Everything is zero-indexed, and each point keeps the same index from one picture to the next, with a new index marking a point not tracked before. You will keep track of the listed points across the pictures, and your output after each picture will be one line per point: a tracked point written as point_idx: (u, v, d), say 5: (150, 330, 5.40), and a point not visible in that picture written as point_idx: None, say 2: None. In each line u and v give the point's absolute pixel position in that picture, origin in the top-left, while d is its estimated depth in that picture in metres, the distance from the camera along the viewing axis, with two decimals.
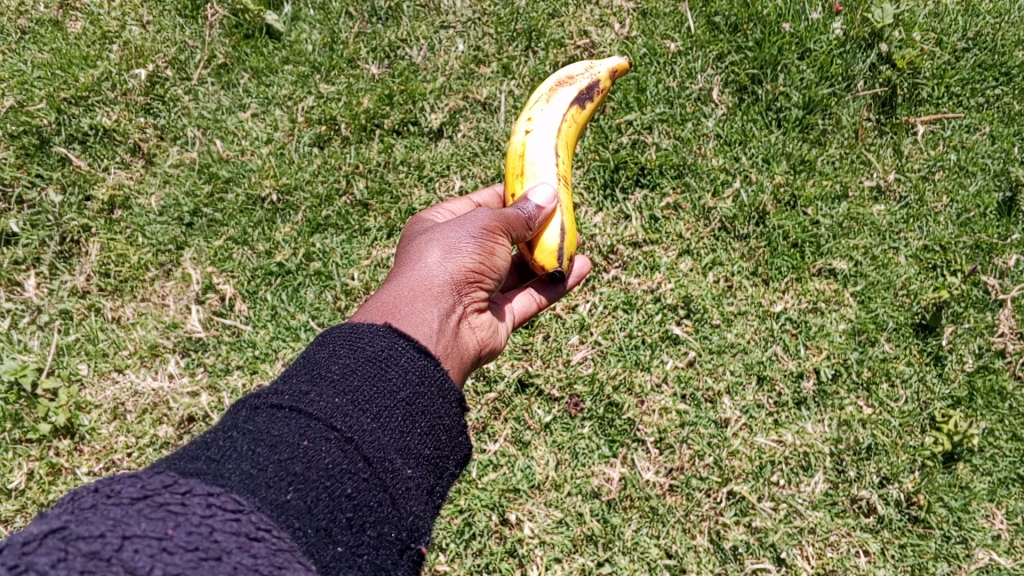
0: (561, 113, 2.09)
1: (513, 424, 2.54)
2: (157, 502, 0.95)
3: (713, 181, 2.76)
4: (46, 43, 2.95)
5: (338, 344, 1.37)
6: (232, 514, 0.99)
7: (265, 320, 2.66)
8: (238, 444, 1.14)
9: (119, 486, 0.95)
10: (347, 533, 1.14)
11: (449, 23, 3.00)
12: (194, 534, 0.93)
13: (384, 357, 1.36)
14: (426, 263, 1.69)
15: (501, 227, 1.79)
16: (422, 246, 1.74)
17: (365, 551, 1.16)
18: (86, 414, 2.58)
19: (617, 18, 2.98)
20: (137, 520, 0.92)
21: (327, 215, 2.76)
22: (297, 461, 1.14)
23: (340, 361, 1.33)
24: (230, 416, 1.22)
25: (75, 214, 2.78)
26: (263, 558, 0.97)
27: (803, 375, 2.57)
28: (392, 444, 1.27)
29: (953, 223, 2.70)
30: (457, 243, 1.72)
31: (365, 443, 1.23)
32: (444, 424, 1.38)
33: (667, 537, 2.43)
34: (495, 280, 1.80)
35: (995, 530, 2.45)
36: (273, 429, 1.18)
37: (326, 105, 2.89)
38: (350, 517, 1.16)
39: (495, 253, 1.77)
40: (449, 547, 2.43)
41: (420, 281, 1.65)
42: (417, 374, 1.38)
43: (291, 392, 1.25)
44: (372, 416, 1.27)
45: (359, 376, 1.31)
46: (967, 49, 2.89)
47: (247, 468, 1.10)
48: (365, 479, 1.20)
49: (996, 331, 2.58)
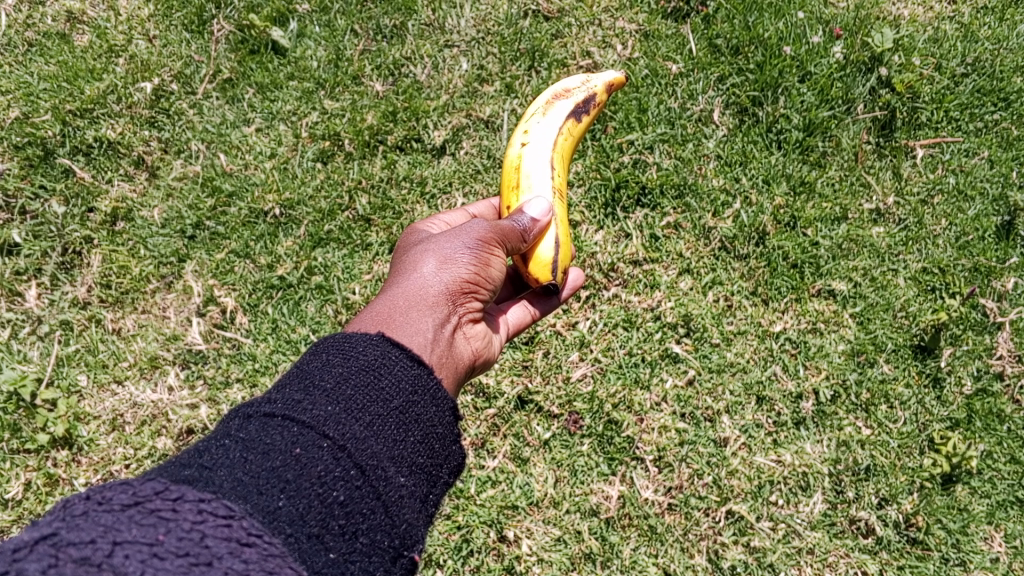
0: (557, 126, 2.11)
1: (512, 441, 2.53)
2: (149, 508, 0.95)
3: (713, 201, 2.78)
4: (53, 56, 2.98)
5: (332, 351, 1.37)
6: (224, 519, 0.99)
7: (266, 332, 2.66)
8: (230, 452, 1.14)
9: (110, 493, 0.95)
10: (340, 540, 1.15)
11: (453, 42, 3.03)
12: (185, 540, 0.94)
13: (378, 366, 1.36)
14: (422, 272, 1.70)
15: (496, 238, 1.80)
16: (418, 256, 1.74)
17: (358, 558, 1.16)
18: (83, 425, 2.57)
19: (620, 39, 3.02)
20: (128, 527, 0.92)
21: (329, 230, 2.77)
22: (290, 469, 1.15)
23: (334, 368, 1.33)
24: (223, 425, 1.22)
25: (78, 225, 2.79)
26: (254, 563, 0.96)
27: (802, 396, 2.57)
28: (385, 453, 1.27)
29: (951, 246, 2.72)
30: (453, 254, 1.73)
31: (359, 451, 1.23)
32: (437, 433, 1.38)
33: (665, 556, 2.42)
34: (490, 291, 1.80)
35: (993, 552, 2.44)
36: (265, 436, 1.18)
37: (330, 121, 2.91)
38: (342, 523, 1.16)
39: (489, 263, 1.78)
40: (447, 563, 2.41)
41: (415, 290, 1.65)
42: (409, 383, 1.38)
43: (284, 400, 1.25)
44: (365, 424, 1.27)
45: (353, 385, 1.31)
46: (966, 74, 2.93)
47: (239, 474, 1.11)
48: (357, 486, 1.19)
49: (995, 354, 2.59)
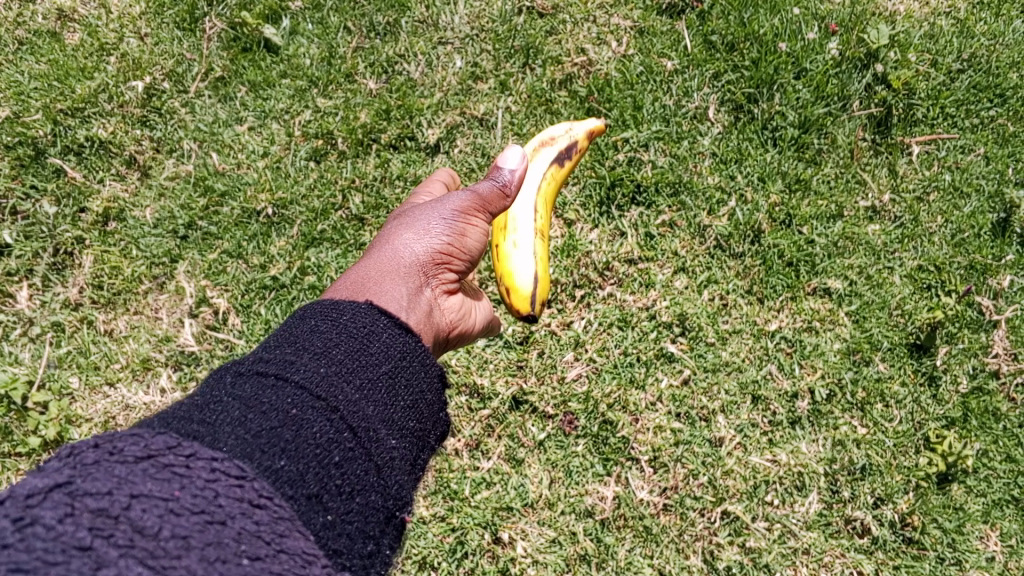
0: (541, 173, 2.10)
1: (506, 441, 2.52)
2: (161, 463, 0.94)
3: (708, 200, 2.77)
4: (44, 54, 2.96)
5: (319, 317, 1.38)
6: (236, 479, 0.98)
7: (259, 334, 2.64)
8: (229, 410, 1.12)
9: (122, 444, 0.94)
10: (337, 500, 1.13)
11: (447, 39, 3.02)
12: (199, 497, 0.93)
13: (366, 333, 1.37)
14: (398, 244, 1.71)
15: (476, 206, 1.77)
16: (396, 228, 1.75)
17: (354, 519, 1.15)
18: (76, 428, 2.55)
19: (614, 36, 3.01)
20: (143, 480, 0.91)
21: (322, 230, 2.75)
22: (287, 428, 1.13)
23: (321, 332, 1.34)
24: (215, 381, 1.20)
25: (70, 225, 2.77)
26: (265, 525, 0.96)
27: (798, 395, 2.56)
28: (378, 416, 1.26)
29: (947, 243, 2.71)
30: (429, 226, 1.73)
31: (351, 412, 1.22)
32: (426, 399, 1.38)
33: (661, 557, 2.41)
34: (470, 259, 1.79)
35: (988, 551, 2.44)
36: (262, 396, 1.17)
37: (323, 119, 2.90)
38: (339, 484, 1.14)
39: (468, 234, 1.77)
40: (441, 565, 2.40)
41: (390, 261, 1.68)
42: (398, 350, 1.38)
43: (278, 360, 1.24)
44: (358, 387, 1.27)
45: (344, 350, 1.31)
46: (961, 70, 2.93)
47: (240, 433, 1.09)
48: (351, 448, 1.18)
49: (991, 352, 2.58)
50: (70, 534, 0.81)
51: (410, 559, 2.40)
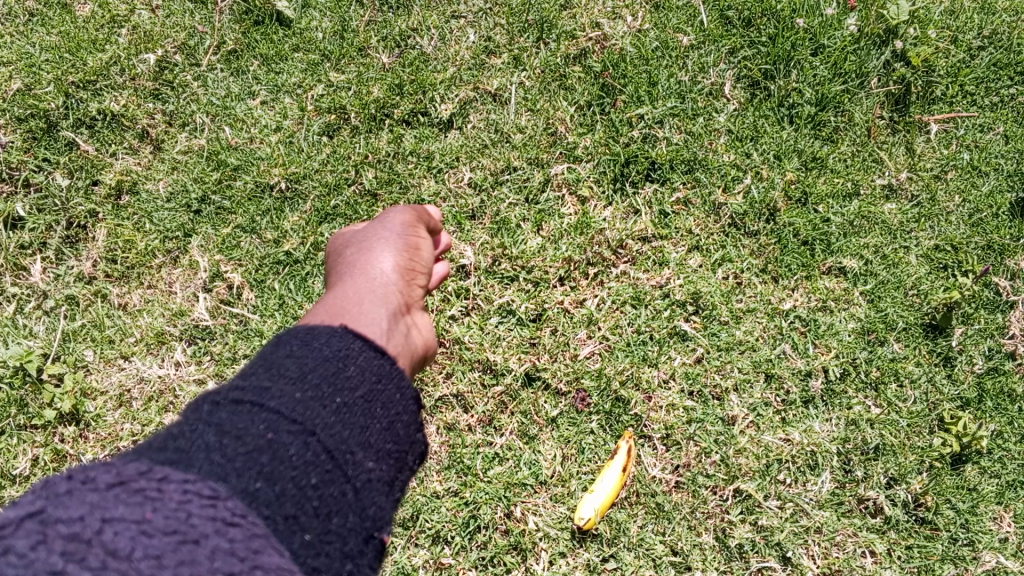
0: None
1: (519, 417, 2.51)
2: (134, 488, 0.92)
3: (724, 176, 2.76)
4: (55, 26, 2.96)
5: (294, 343, 1.27)
6: (208, 500, 0.96)
7: (272, 309, 2.63)
8: (203, 436, 1.06)
9: (94, 473, 0.92)
10: (315, 520, 1.06)
11: (461, 12, 3.01)
12: (172, 518, 0.90)
13: (342, 356, 1.26)
14: (365, 272, 1.61)
15: (418, 222, 1.80)
16: (359, 259, 1.66)
17: (333, 539, 1.07)
18: (91, 401, 2.54)
19: (630, 11, 3.00)
20: (115, 505, 0.88)
21: (335, 205, 2.73)
22: (263, 454, 1.06)
23: (296, 357, 1.23)
24: (189, 410, 1.12)
25: (83, 199, 2.76)
26: (240, 542, 0.92)
27: (812, 373, 2.55)
28: (355, 437, 1.16)
29: (964, 223, 2.69)
30: (390, 240, 1.70)
31: (328, 435, 1.13)
32: (403, 421, 1.26)
33: (673, 534, 2.41)
34: (427, 275, 1.75)
35: (1002, 533, 2.42)
36: (237, 422, 1.09)
37: (336, 93, 2.88)
38: (315, 505, 1.07)
39: (423, 247, 1.76)
40: (455, 539, 2.40)
41: (363, 280, 1.59)
42: (373, 373, 1.26)
43: (251, 386, 1.15)
44: (333, 410, 1.17)
45: (319, 373, 1.20)
46: (982, 47, 2.93)
47: (215, 458, 1.03)
48: (327, 471, 1.10)
49: (1007, 333, 2.57)
50: (41, 559, 0.79)
51: (423, 533, 2.40)
